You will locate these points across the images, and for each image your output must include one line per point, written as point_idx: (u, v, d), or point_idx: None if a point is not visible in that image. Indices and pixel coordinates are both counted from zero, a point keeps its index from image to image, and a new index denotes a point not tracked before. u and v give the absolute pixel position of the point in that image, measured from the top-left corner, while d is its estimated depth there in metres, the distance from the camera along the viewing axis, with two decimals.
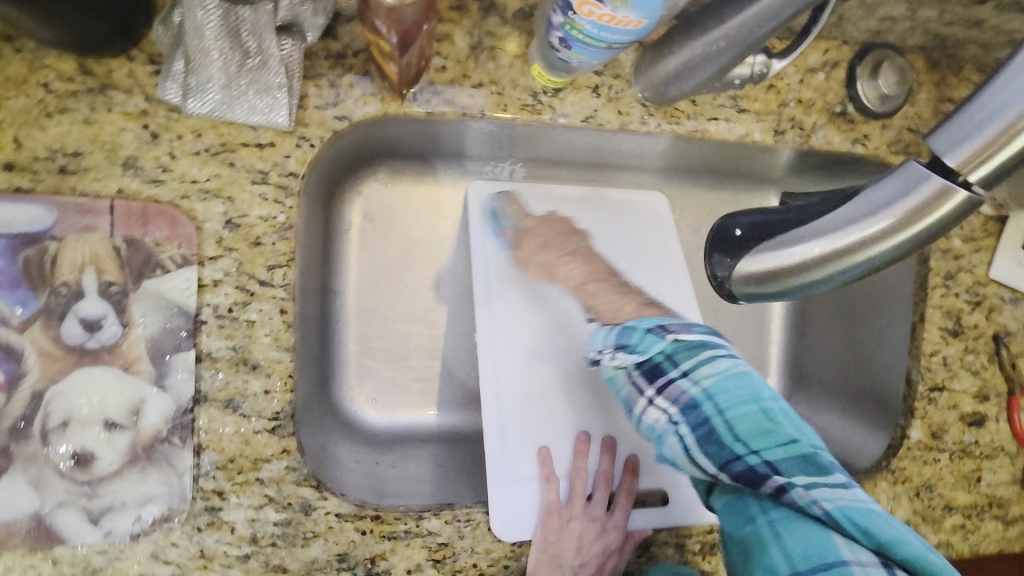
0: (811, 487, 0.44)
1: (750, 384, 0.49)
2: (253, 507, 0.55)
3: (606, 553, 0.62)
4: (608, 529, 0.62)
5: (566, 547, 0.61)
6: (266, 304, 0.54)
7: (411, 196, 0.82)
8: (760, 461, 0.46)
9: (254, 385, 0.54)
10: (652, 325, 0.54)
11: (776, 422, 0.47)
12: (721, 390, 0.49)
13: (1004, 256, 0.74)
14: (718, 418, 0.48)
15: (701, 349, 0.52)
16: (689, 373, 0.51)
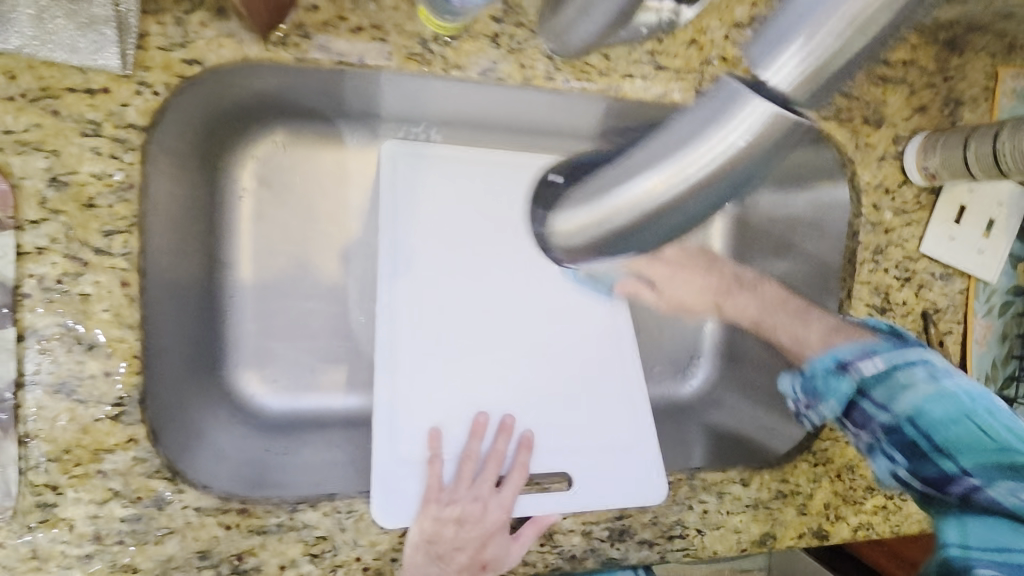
0: (1015, 490, 0.50)
1: (954, 403, 0.54)
2: (95, 502, 0.49)
3: (487, 534, 0.56)
4: (490, 507, 0.57)
5: (444, 531, 0.56)
6: (103, 276, 0.47)
7: (315, 161, 0.74)
8: (957, 468, 0.52)
9: (91, 367, 0.47)
10: (832, 365, 0.58)
11: (998, 437, 0.52)
12: (921, 413, 0.54)
13: (935, 229, 0.71)
14: (920, 440, 0.54)
15: (893, 375, 0.56)
16: (883, 402, 0.56)
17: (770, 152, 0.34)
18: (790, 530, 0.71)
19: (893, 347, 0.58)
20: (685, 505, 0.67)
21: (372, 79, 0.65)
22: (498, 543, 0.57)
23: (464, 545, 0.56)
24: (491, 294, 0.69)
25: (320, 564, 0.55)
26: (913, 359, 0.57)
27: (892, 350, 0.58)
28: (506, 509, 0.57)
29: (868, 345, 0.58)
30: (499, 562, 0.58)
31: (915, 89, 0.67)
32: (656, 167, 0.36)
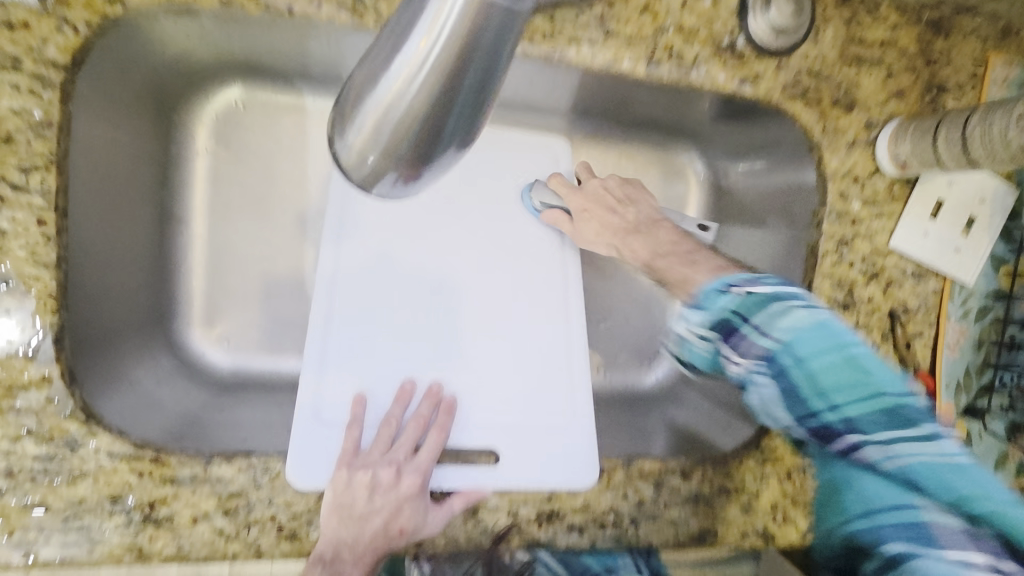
0: (890, 443, 0.47)
1: (833, 334, 0.49)
2: (8, 438, 0.50)
3: (400, 500, 0.56)
4: (405, 472, 0.57)
5: (357, 495, 0.56)
6: (19, 212, 0.48)
7: (274, 120, 0.75)
8: (840, 420, 0.48)
9: (5, 302, 0.49)
10: (723, 287, 0.54)
11: (871, 375, 0.47)
12: (795, 341, 0.49)
13: (907, 224, 0.67)
14: (800, 379, 0.49)
15: (775, 302, 0.50)
16: (763, 326, 0.50)
17: (498, 14, 0.23)
18: (733, 528, 0.67)
19: (769, 290, 0.51)
20: (619, 492, 0.65)
21: (329, 38, 0.64)
22: (414, 508, 0.57)
23: (379, 510, 0.56)
24: (435, 265, 0.70)
25: (233, 520, 0.55)
26: (788, 296, 0.50)
27: (777, 282, 0.52)
28: (422, 474, 0.58)
29: None
30: (417, 530, 0.57)
31: (892, 73, 0.65)
32: (409, 30, 0.24)
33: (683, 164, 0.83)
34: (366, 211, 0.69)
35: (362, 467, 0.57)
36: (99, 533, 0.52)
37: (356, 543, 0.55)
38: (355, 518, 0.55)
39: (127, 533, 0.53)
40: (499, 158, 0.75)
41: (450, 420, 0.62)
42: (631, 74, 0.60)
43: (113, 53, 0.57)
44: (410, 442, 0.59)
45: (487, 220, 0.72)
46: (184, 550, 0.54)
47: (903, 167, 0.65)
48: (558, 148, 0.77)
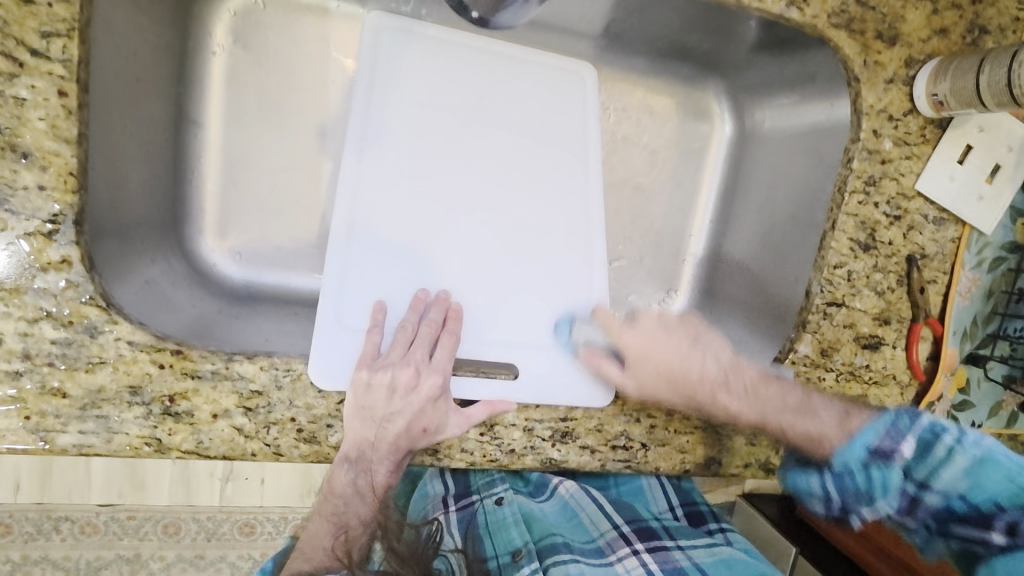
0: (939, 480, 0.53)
1: (999, 468, 0.51)
2: (26, 320, 0.49)
3: (421, 402, 0.56)
4: (424, 374, 0.57)
5: (377, 398, 0.56)
6: (38, 81, 0.45)
7: (296, 22, 0.71)
8: (992, 504, 0.51)
9: (24, 178, 0.46)
10: (865, 456, 0.55)
11: (970, 470, 0.51)
12: (971, 482, 0.51)
13: (936, 167, 0.67)
14: (963, 506, 0.53)
15: (929, 446, 0.53)
16: (925, 483, 0.54)
17: None
18: (737, 458, 0.69)
19: (907, 418, 0.55)
20: (632, 418, 0.66)
21: None
22: (436, 409, 0.57)
23: (400, 412, 0.56)
24: (461, 186, 0.68)
25: (253, 419, 0.55)
26: (928, 428, 0.54)
27: (909, 422, 0.55)
28: (442, 376, 0.57)
29: (886, 420, 0.56)
30: (439, 427, 0.58)
31: (937, 8, 0.64)
32: None
33: (712, 103, 0.83)
34: (390, 123, 0.66)
35: (382, 368, 0.56)
36: (118, 423, 0.52)
37: (379, 441, 0.57)
38: (375, 415, 0.56)
39: (146, 425, 0.53)
40: (528, 80, 0.73)
41: (458, 325, 0.61)
42: None
43: None
44: (428, 343, 0.59)
45: (514, 144, 0.71)
46: (203, 444, 0.54)
47: (940, 108, 0.64)
48: (586, 75, 0.74)
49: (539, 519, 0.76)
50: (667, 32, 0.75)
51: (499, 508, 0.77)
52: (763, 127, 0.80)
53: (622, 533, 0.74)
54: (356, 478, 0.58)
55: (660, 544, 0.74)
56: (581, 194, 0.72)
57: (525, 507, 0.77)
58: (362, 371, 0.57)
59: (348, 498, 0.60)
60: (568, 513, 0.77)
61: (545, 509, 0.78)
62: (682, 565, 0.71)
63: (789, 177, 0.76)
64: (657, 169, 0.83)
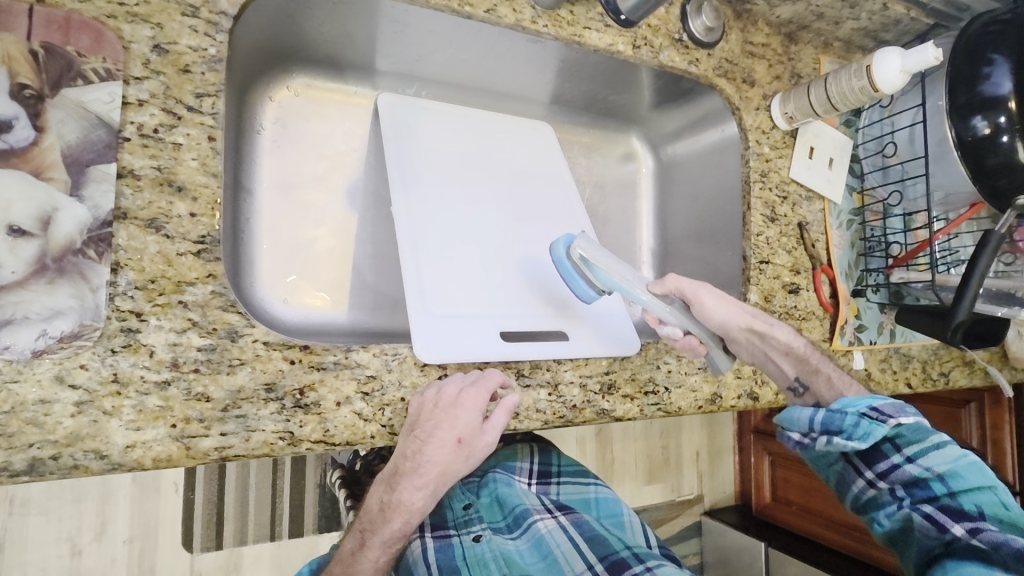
0: (926, 461, 0.61)
1: (982, 476, 0.61)
2: (175, 330, 0.55)
3: (453, 424, 0.62)
4: (460, 401, 0.63)
5: (428, 418, 0.62)
6: (193, 129, 0.57)
7: (324, 105, 0.88)
8: (975, 510, 0.58)
9: (178, 208, 0.56)
10: (867, 409, 0.63)
11: (962, 477, 0.60)
12: (952, 472, 0.60)
13: (800, 161, 0.98)
14: (945, 494, 0.60)
15: (926, 435, 0.62)
16: (913, 459, 0.62)
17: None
18: (731, 390, 0.87)
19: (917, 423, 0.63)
20: (654, 365, 0.83)
21: (403, 25, 0.80)
22: (464, 425, 0.63)
23: (437, 431, 0.62)
24: (482, 212, 0.86)
25: (371, 402, 0.63)
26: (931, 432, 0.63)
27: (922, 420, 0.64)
28: (475, 403, 0.63)
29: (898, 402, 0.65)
30: (472, 441, 0.64)
31: (772, 63, 0.98)
32: None
33: (634, 146, 1.12)
34: (423, 169, 0.83)
35: (434, 391, 0.64)
36: (256, 421, 0.57)
37: (430, 457, 0.62)
38: (419, 434, 0.62)
39: (281, 419, 0.58)
40: (510, 135, 0.96)
41: (497, 375, 0.67)
42: (622, 54, 0.85)
43: (242, 26, 0.69)
44: (468, 381, 0.66)
45: (512, 180, 0.92)
46: (329, 433, 0.60)
47: (791, 121, 0.96)
48: (546, 128, 0.99)
49: (516, 561, 0.84)
50: (598, 95, 1.02)
51: (477, 544, 0.86)
52: (675, 155, 1.10)
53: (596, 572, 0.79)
54: (386, 494, 0.66)
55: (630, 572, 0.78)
56: (567, 211, 0.94)
57: (502, 546, 0.86)
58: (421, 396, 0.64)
59: (375, 515, 0.67)
60: (542, 550, 0.84)
61: (522, 548, 0.85)
62: None
63: (705, 183, 1.04)
64: (606, 199, 1.09)
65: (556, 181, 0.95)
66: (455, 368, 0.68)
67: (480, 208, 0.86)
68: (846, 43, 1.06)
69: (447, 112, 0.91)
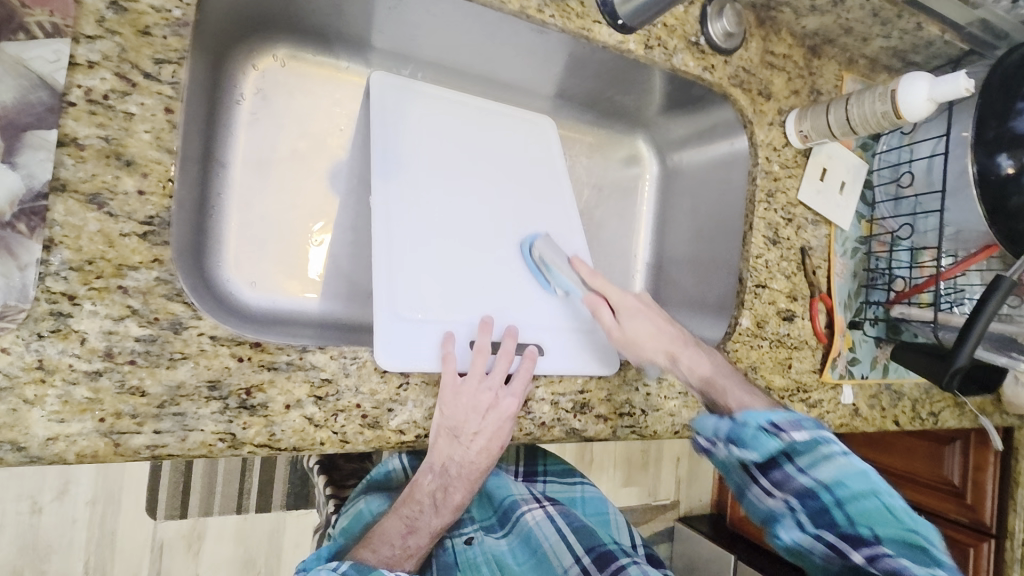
0: (817, 470, 0.57)
1: (871, 483, 0.56)
2: (111, 318, 0.50)
3: (502, 420, 0.64)
4: (503, 397, 0.65)
5: (466, 418, 0.63)
6: (148, 99, 0.52)
7: (311, 78, 0.82)
8: (870, 532, 0.54)
9: (125, 183, 0.51)
10: (764, 423, 0.60)
11: (860, 491, 0.56)
12: (841, 484, 0.56)
13: (808, 182, 0.93)
14: (836, 512, 0.55)
15: (817, 446, 0.58)
16: (806, 469, 0.57)
17: None
18: None
19: (812, 428, 0.60)
20: (633, 386, 0.78)
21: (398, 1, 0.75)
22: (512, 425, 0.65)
23: (483, 430, 0.64)
24: (469, 210, 0.81)
25: (323, 408, 0.59)
26: (820, 436, 0.59)
27: (814, 424, 0.60)
28: (518, 398, 0.65)
29: (793, 414, 0.61)
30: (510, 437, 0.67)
31: (791, 76, 0.92)
32: None
33: (640, 149, 1.06)
34: (409, 157, 0.78)
35: (468, 390, 0.63)
36: (194, 420, 0.53)
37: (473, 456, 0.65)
38: (464, 437, 0.63)
39: (222, 419, 0.54)
40: (508, 127, 0.90)
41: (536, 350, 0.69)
42: (633, 53, 0.79)
43: None
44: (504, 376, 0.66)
45: (506, 176, 0.86)
46: (275, 437, 0.57)
47: (805, 139, 0.90)
48: (549, 123, 0.94)
49: (508, 563, 0.84)
50: (602, 94, 0.96)
51: (468, 547, 0.85)
52: (682, 164, 1.03)
53: (585, 565, 0.80)
54: (438, 487, 0.67)
55: (619, 566, 0.79)
56: (561, 214, 0.89)
57: (491, 548, 0.85)
58: (450, 391, 0.63)
59: (425, 506, 0.68)
60: (530, 545, 0.83)
61: (512, 548, 0.85)
62: None
63: (708, 196, 0.99)
64: (603, 202, 1.04)
65: (552, 180, 0.90)
66: (420, 377, 0.64)
67: (467, 205, 0.81)
68: (872, 60, 1.00)
69: (442, 96, 0.86)
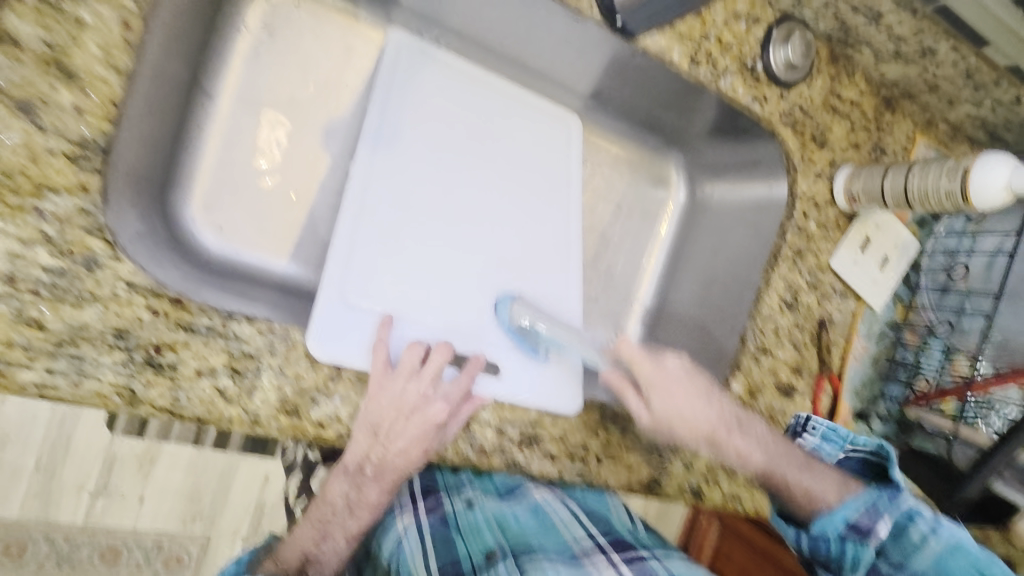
0: (902, 566, 0.57)
1: (969, 557, 0.55)
2: (20, 241, 0.46)
3: (428, 425, 0.58)
4: (432, 400, 0.59)
5: (387, 416, 0.58)
6: (106, 9, 0.48)
7: (325, 27, 0.77)
8: None
9: (63, 97, 0.46)
10: (841, 527, 0.59)
11: None
12: (941, 569, 0.55)
13: (845, 249, 0.83)
14: None
15: (904, 530, 0.58)
16: (902, 565, 0.57)
17: None
18: (672, 480, 0.75)
19: (888, 497, 0.60)
20: (593, 430, 0.73)
21: None
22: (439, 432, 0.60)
23: (404, 433, 0.58)
24: (461, 197, 0.74)
25: (239, 382, 0.54)
26: (905, 513, 0.58)
27: (891, 502, 0.59)
28: (451, 403, 0.59)
29: (868, 498, 0.60)
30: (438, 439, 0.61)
31: (854, 127, 0.82)
32: None
33: (668, 172, 0.96)
34: (405, 129, 0.72)
35: (393, 391, 0.58)
36: (92, 367, 0.49)
37: (395, 458, 0.59)
38: (381, 437, 0.58)
39: (124, 372, 0.50)
40: (528, 118, 0.82)
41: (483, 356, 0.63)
42: (677, 66, 0.72)
43: None
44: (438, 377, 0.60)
45: (511, 170, 0.79)
46: (178, 404, 0.51)
47: (853, 204, 0.81)
48: (574, 125, 0.85)
49: (510, 525, 0.74)
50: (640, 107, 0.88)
51: (470, 511, 0.78)
52: (712, 200, 0.94)
53: (597, 545, 0.70)
54: (352, 488, 0.61)
55: (634, 553, 0.69)
56: (562, 223, 0.81)
57: (495, 513, 0.77)
58: (376, 387, 0.58)
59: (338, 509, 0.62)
60: (538, 517, 0.75)
61: (516, 513, 0.77)
62: (655, 569, 0.66)
63: (733, 240, 0.90)
64: (620, 222, 0.93)
65: (564, 186, 0.83)
66: (353, 372, 0.60)
67: (457, 192, 0.74)
68: (953, 127, 0.89)
69: (461, 69, 0.78)
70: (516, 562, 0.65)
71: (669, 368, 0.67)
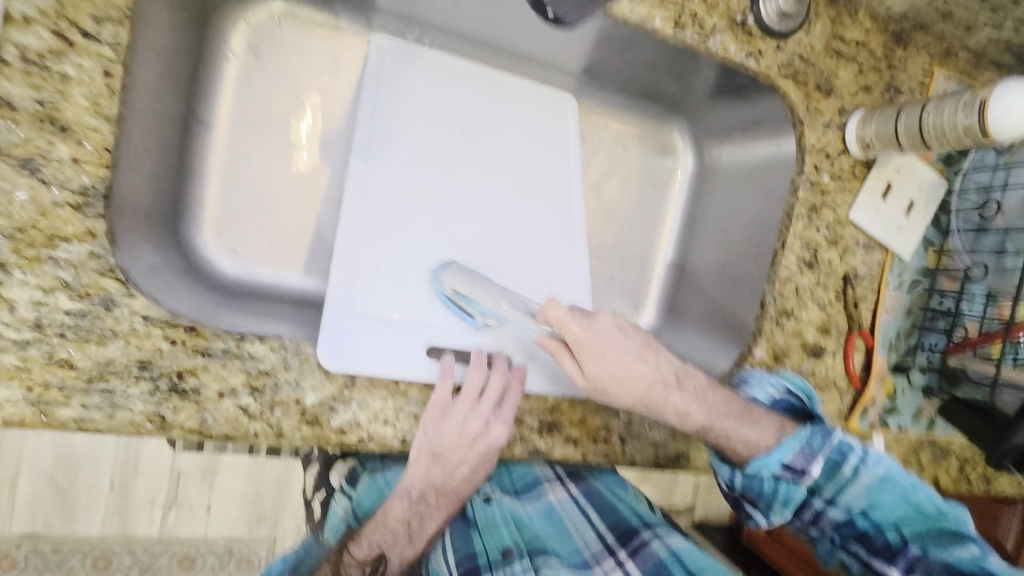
0: (840, 495, 0.64)
1: (897, 488, 0.63)
2: (41, 289, 0.49)
3: (488, 448, 0.64)
4: (492, 425, 0.63)
5: (448, 445, 0.64)
6: (87, 60, 0.50)
7: (308, 40, 0.77)
8: (897, 537, 0.63)
9: (60, 150, 0.49)
10: (778, 469, 0.64)
11: (920, 509, 0.62)
12: (870, 499, 0.63)
13: (864, 199, 0.80)
14: (868, 526, 0.64)
15: (834, 472, 0.64)
16: (831, 499, 0.65)
17: None
18: (702, 453, 0.75)
19: (822, 436, 0.65)
20: (613, 412, 0.72)
21: None
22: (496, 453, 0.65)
23: (463, 460, 0.65)
24: (458, 194, 0.75)
25: (259, 399, 0.56)
26: (836, 450, 0.64)
27: (823, 441, 0.65)
28: (508, 427, 0.64)
29: (803, 440, 0.65)
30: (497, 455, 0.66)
31: (862, 70, 0.78)
32: None
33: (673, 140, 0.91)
34: (395, 133, 0.72)
35: (453, 421, 0.63)
36: (122, 399, 0.52)
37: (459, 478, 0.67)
38: (444, 463, 0.65)
39: (151, 401, 0.53)
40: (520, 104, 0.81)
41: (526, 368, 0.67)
42: (660, 33, 0.70)
43: None
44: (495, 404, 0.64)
45: (507, 159, 0.79)
46: (206, 424, 0.54)
47: (867, 151, 0.78)
48: (569, 104, 0.83)
49: (526, 524, 0.84)
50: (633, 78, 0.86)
51: (488, 506, 0.85)
52: (721, 162, 0.89)
53: (607, 543, 0.81)
54: (412, 517, 0.71)
55: (641, 543, 0.80)
56: (563, 207, 0.81)
57: (513, 511, 0.85)
58: (437, 416, 0.63)
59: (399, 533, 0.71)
60: (552, 517, 0.85)
61: (531, 513, 0.86)
62: (660, 558, 0.77)
63: (742, 202, 0.86)
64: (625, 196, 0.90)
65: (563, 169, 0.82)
66: (366, 378, 0.62)
67: (454, 189, 0.75)
68: (976, 54, 0.83)
69: (446, 63, 0.77)
70: (534, 564, 0.76)
71: (601, 325, 0.64)
